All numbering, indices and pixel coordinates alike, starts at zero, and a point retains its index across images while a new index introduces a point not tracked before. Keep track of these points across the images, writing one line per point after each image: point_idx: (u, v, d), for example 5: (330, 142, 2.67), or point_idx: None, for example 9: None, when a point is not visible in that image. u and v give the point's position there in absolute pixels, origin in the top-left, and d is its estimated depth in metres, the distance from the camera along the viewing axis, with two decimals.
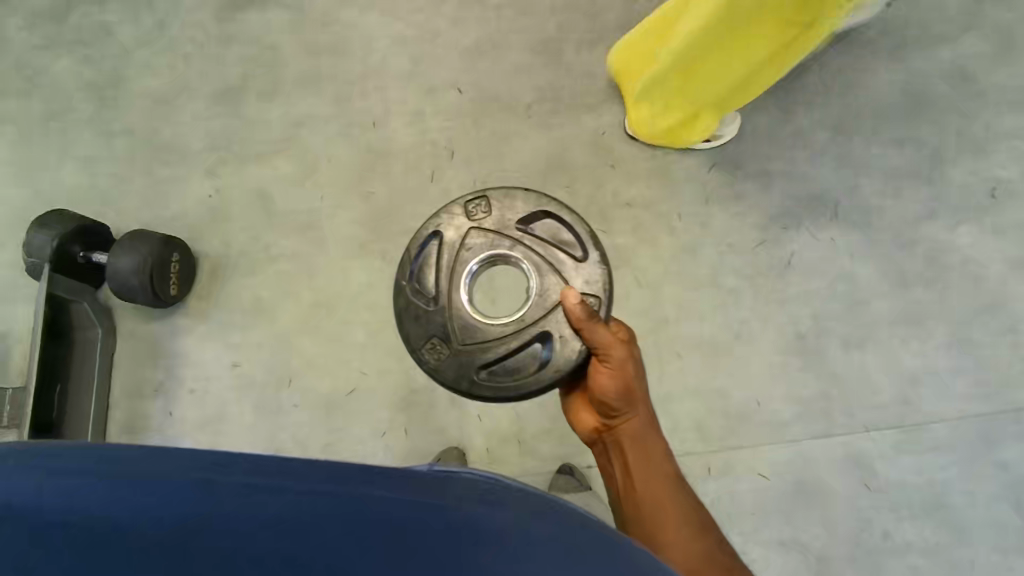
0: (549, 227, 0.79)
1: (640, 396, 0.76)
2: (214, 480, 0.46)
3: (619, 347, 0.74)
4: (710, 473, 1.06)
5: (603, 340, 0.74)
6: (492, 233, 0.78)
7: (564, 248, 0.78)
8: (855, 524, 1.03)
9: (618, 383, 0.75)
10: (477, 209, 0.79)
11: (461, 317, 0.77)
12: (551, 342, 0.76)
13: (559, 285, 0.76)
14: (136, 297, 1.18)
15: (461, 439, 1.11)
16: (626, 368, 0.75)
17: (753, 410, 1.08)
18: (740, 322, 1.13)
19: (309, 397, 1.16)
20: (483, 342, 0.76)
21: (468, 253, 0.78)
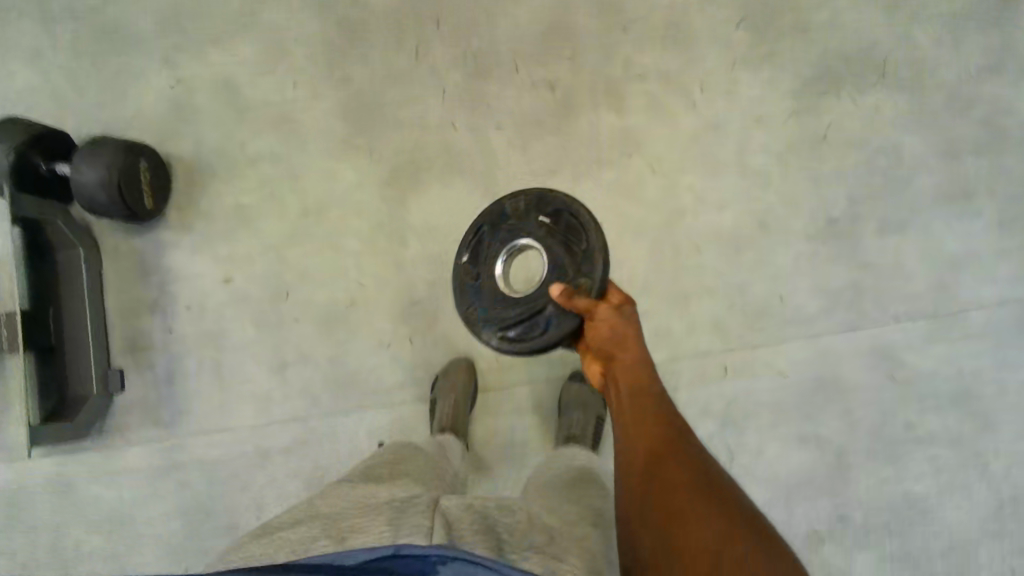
0: (565, 218, 0.75)
1: (632, 341, 0.71)
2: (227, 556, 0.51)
3: (607, 311, 0.70)
4: (728, 373, 1.00)
5: (584, 303, 0.70)
6: (522, 222, 0.76)
7: (575, 238, 0.73)
8: (879, 416, 0.97)
9: (607, 334, 0.71)
10: (517, 202, 0.77)
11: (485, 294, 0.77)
12: (552, 318, 0.73)
13: (565, 269, 0.73)
14: (109, 212, 1.09)
15: (468, 348, 1.04)
16: (612, 320, 0.71)
17: (777, 306, 1.02)
18: (767, 209, 1.02)
19: (307, 310, 1.10)
20: (500, 312, 0.75)
21: (501, 236, 0.77)
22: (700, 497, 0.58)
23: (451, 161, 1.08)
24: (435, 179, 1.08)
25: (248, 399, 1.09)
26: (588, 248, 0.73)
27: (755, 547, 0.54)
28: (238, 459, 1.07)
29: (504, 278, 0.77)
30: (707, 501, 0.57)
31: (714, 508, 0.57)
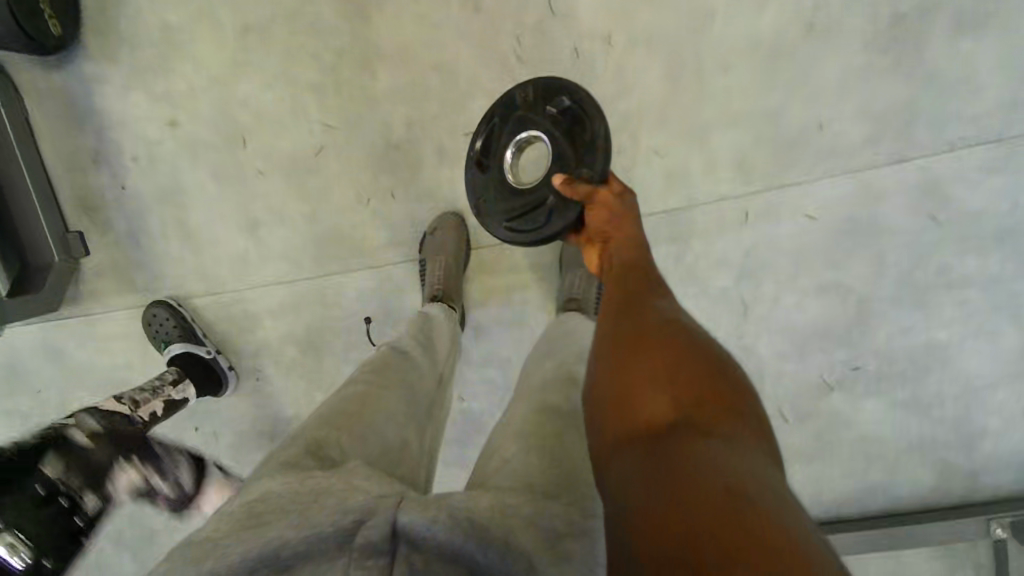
0: (571, 109, 0.75)
1: (627, 218, 0.67)
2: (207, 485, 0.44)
3: (607, 196, 0.68)
4: (749, 220, 0.89)
5: (584, 187, 0.69)
6: (527, 113, 0.77)
7: (577, 126, 0.72)
8: (911, 261, 0.87)
9: (606, 217, 0.68)
10: (526, 94, 0.78)
11: (495, 183, 0.79)
12: (553, 209, 0.72)
13: (568, 158, 0.73)
14: (9, 44, 0.88)
15: (457, 201, 0.92)
16: (611, 203, 0.68)
17: (815, 136, 0.87)
18: (813, 8, 0.83)
19: (269, 159, 0.95)
20: (508, 200, 0.77)
21: (509, 128, 0.79)
22: (667, 339, 0.50)
23: None
24: None
25: (221, 263, 0.98)
26: (590, 137, 0.72)
27: (716, 392, 0.45)
28: (220, 329, 0.98)
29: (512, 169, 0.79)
30: (675, 343, 0.50)
31: (680, 353, 0.49)
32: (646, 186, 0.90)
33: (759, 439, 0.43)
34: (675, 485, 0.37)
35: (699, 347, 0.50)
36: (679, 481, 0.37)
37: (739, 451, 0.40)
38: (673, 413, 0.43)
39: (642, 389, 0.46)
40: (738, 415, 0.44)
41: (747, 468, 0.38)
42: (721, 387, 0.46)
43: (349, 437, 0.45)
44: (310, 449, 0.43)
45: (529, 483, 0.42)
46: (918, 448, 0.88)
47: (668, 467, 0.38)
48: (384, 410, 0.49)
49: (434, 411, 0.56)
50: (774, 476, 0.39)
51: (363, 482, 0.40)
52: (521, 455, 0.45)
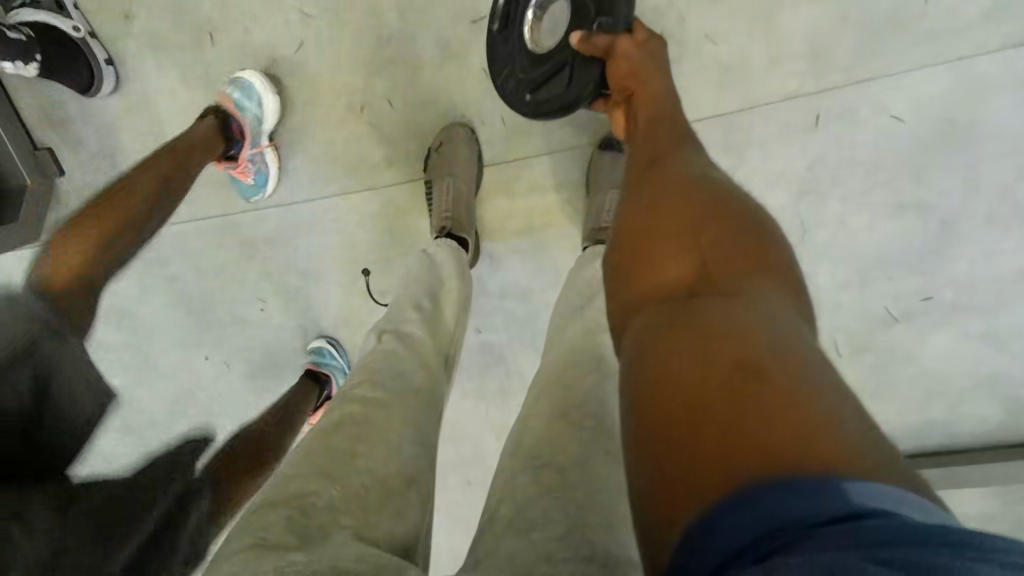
0: None
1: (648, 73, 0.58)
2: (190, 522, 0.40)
3: (628, 42, 0.60)
4: (819, 125, 0.73)
5: (602, 38, 0.60)
6: None
7: None
8: (1014, 173, 0.73)
9: (626, 69, 0.59)
10: None
11: (515, 50, 0.66)
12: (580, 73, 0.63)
13: (588, 13, 0.62)
14: None
15: (465, 107, 0.78)
16: (632, 53, 0.59)
17: (910, 12, 0.69)
18: None
19: (245, 58, 0.81)
20: (531, 71, 0.66)
21: None
22: (684, 194, 0.45)
23: None
24: None
25: (203, 185, 0.87)
26: None
27: (739, 248, 0.40)
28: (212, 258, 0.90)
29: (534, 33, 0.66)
30: (690, 197, 0.44)
31: (698, 209, 0.43)
32: (696, 85, 0.74)
33: (784, 285, 0.39)
34: (675, 349, 0.34)
35: (718, 194, 0.45)
36: (679, 340, 0.34)
37: (752, 299, 0.36)
38: (690, 275, 0.39)
39: (654, 255, 0.42)
40: (761, 260, 0.40)
41: (767, 317, 0.35)
42: (740, 234, 0.41)
43: (338, 490, 0.39)
44: (293, 518, 0.37)
45: (542, 554, 0.36)
46: (988, 384, 0.79)
47: (672, 326, 0.36)
48: (381, 435, 0.44)
49: (438, 417, 0.51)
50: (792, 319, 0.35)
51: (369, 547, 0.36)
52: (532, 508, 0.40)
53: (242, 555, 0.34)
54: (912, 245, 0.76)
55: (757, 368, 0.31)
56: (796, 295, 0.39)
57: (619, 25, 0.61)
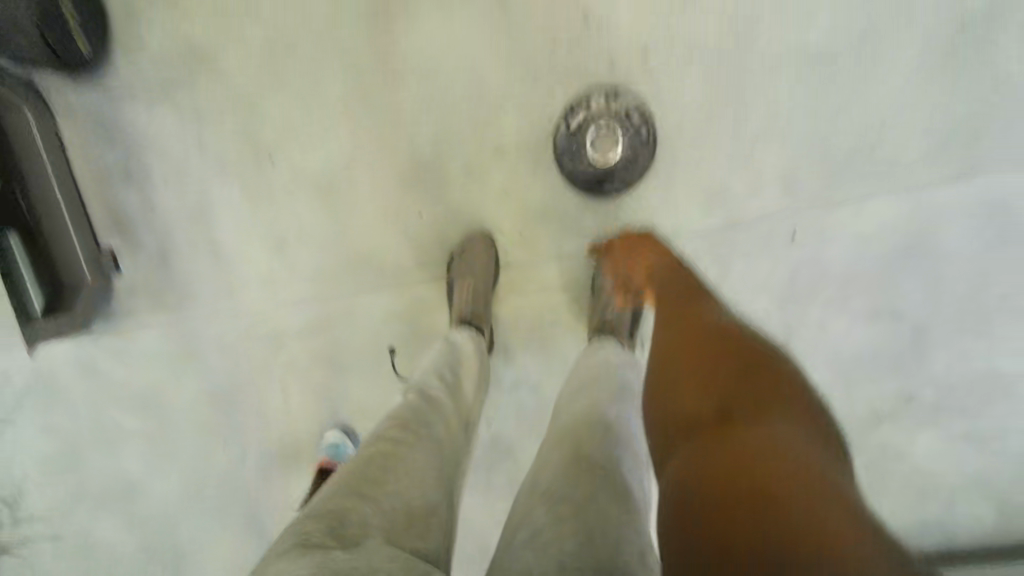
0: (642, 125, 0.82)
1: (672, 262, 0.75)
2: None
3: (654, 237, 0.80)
4: (796, 239, 0.84)
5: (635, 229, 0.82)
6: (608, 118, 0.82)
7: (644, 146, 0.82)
8: (975, 286, 0.82)
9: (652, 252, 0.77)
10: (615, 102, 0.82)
11: (564, 163, 0.84)
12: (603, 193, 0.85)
13: (626, 163, 0.83)
14: (43, 64, 0.90)
15: (485, 219, 0.89)
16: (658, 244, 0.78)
17: (870, 148, 0.81)
18: (872, 16, 0.78)
19: (296, 175, 0.93)
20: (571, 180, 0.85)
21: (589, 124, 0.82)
22: (715, 343, 0.54)
23: None
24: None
25: (245, 285, 0.97)
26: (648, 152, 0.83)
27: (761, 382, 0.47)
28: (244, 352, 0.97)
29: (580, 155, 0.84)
30: (722, 346, 0.53)
31: (724, 354, 0.52)
32: (688, 205, 0.85)
33: (806, 417, 0.45)
34: (703, 459, 0.41)
35: (757, 351, 0.52)
36: (707, 454, 0.41)
37: (772, 423, 0.42)
38: (717, 401, 0.47)
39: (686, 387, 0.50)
40: (781, 393, 0.47)
41: (784, 437, 0.41)
42: (760, 372, 0.49)
43: (372, 509, 0.43)
44: (332, 526, 0.41)
45: (557, 565, 0.41)
46: (976, 483, 0.83)
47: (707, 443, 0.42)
48: (409, 474, 0.48)
49: (458, 471, 0.54)
50: (804, 440, 0.41)
51: (399, 553, 0.40)
52: (547, 534, 0.44)
53: (291, 550, 0.38)
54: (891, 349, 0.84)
55: (772, 473, 0.37)
56: (828, 440, 0.44)
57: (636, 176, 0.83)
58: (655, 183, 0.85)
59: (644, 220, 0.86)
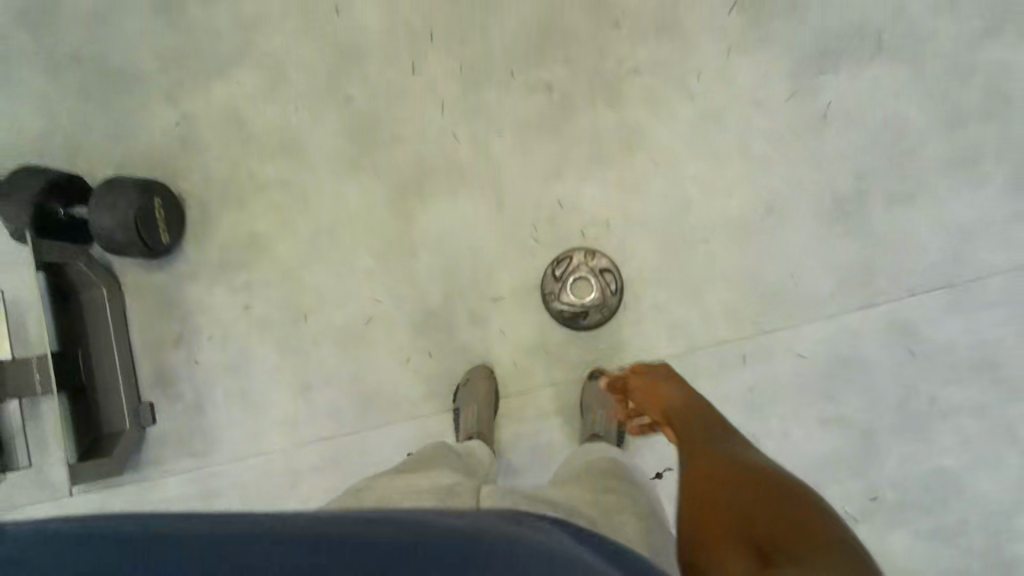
0: (612, 279, 1.04)
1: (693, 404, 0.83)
2: (366, 518, 0.47)
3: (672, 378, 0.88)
4: (746, 360, 1.01)
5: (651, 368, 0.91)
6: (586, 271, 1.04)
7: (612, 295, 1.04)
8: (900, 393, 0.99)
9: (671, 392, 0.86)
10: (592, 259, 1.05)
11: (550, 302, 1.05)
12: (577, 325, 1.05)
13: (595, 307, 1.04)
14: (128, 251, 1.12)
15: (486, 356, 1.08)
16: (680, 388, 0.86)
17: (790, 288, 1.02)
18: (772, 191, 1.03)
19: (326, 330, 1.12)
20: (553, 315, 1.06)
21: (570, 274, 1.04)
22: (755, 491, 0.60)
23: (457, 171, 1.10)
24: (442, 191, 1.10)
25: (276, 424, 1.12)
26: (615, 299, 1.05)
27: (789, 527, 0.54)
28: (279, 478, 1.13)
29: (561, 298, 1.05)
30: (762, 493, 0.60)
31: (762, 503, 0.58)
32: (655, 338, 1.04)
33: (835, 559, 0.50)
34: None
35: (792, 510, 0.56)
36: None
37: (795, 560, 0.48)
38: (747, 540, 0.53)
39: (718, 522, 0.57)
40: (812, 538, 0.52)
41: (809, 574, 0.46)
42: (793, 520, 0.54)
43: None
44: None
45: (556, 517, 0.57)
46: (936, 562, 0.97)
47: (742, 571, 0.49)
48: None
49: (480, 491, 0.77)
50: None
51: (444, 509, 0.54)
52: None
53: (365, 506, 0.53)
54: (846, 452, 0.99)
55: None
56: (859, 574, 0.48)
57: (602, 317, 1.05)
58: (626, 319, 1.05)
59: (618, 349, 1.05)
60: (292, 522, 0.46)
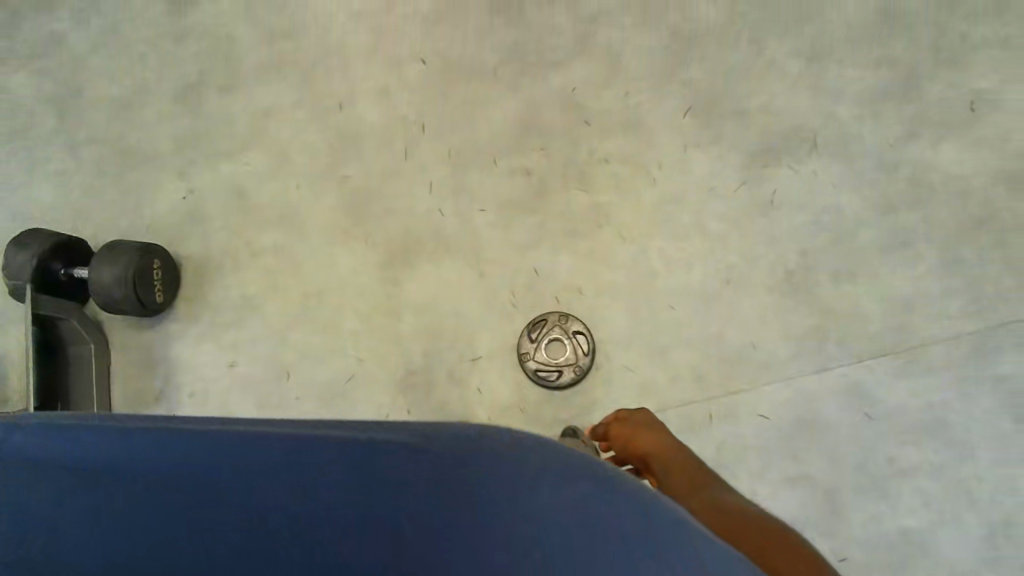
0: (586, 341, 1.12)
1: (675, 450, 0.87)
2: (321, 434, 0.53)
3: (657, 429, 0.91)
4: (712, 418, 1.08)
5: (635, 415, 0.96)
6: (560, 333, 1.12)
7: (585, 357, 1.12)
8: (860, 453, 1.05)
9: (655, 440, 0.89)
10: (566, 322, 1.13)
11: (527, 363, 1.13)
12: (553, 384, 1.12)
13: (570, 367, 1.12)
14: (122, 308, 1.17)
15: (464, 413, 1.14)
16: (663, 437, 0.90)
17: (750, 353, 1.10)
18: (728, 265, 1.13)
19: (310, 388, 1.18)
20: (530, 375, 1.13)
21: (545, 336, 1.13)
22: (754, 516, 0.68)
23: (442, 242, 1.20)
24: (427, 260, 1.19)
25: None
26: (588, 360, 1.12)
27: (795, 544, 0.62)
28: None
29: (538, 358, 1.12)
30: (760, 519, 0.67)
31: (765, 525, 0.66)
32: (624, 397, 1.11)
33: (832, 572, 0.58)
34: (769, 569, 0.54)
35: (777, 558, 0.58)
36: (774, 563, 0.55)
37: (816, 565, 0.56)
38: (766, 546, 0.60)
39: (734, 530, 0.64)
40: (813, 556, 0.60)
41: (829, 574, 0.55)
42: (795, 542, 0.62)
43: None
44: None
45: None
46: None
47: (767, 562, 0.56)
48: None
49: None
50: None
51: None
52: None
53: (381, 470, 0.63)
54: (811, 510, 1.05)
55: None
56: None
57: (578, 376, 1.12)
58: (597, 379, 1.12)
59: (591, 409, 1.11)
60: (254, 440, 0.53)
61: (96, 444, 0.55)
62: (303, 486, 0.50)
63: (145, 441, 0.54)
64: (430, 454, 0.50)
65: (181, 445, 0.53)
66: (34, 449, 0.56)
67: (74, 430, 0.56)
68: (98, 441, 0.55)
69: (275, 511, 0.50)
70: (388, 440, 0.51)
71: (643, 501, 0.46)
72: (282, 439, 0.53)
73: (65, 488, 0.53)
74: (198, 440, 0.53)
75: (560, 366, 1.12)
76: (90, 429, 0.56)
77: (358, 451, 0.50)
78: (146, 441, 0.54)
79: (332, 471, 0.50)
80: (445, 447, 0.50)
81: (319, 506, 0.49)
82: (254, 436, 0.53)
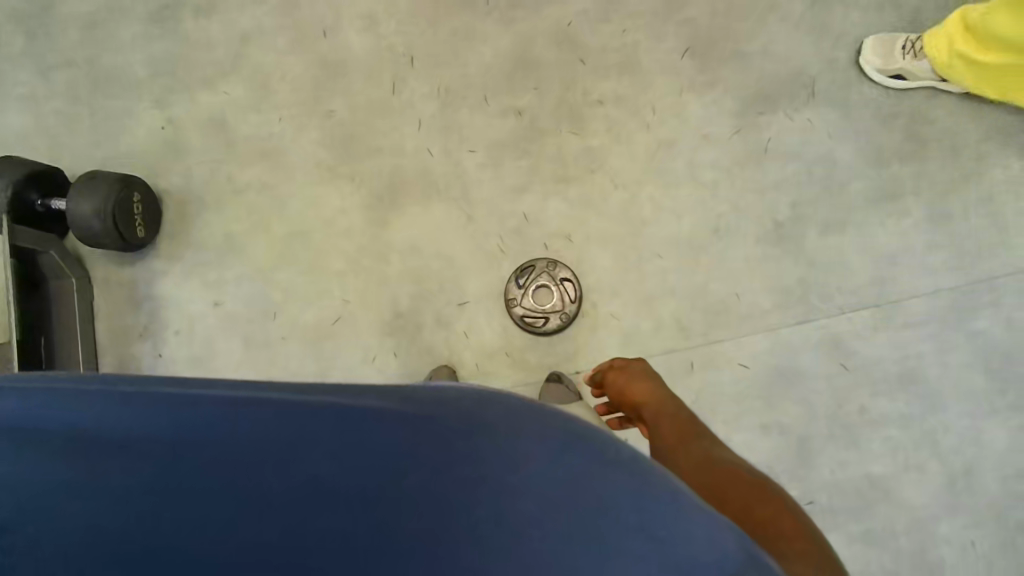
0: (574, 288, 1.13)
1: (667, 402, 0.88)
2: (313, 397, 0.52)
3: (653, 382, 0.92)
4: (692, 368, 1.10)
5: (633, 363, 0.96)
6: (548, 281, 1.12)
7: (573, 304, 1.12)
8: (833, 402, 1.09)
9: (648, 390, 0.91)
10: (554, 270, 1.13)
11: (515, 309, 1.13)
12: (540, 330, 1.13)
13: (557, 313, 1.12)
14: (102, 242, 1.14)
15: (450, 356, 1.15)
16: (657, 389, 0.90)
17: (734, 303, 1.11)
18: (717, 215, 1.12)
19: (296, 328, 1.18)
20: (518, 321, 1.13)
21: (533, 284, 1.13)
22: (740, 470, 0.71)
23: (430, 183, 1.17)
24: (414, 201, 1.17)
25: None
26: (575, 308, 1.13)
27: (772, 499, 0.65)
28: None
29: (526, 304, 1.13)
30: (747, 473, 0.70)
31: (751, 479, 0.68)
32: (607, 344, 1.12)
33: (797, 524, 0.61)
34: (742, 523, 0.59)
35: (764, 509, 0.62)
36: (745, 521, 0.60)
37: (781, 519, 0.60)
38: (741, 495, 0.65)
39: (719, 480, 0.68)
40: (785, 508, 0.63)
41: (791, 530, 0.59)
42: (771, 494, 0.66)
43: None
44: None
45: None
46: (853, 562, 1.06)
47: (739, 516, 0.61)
48: None
49: None
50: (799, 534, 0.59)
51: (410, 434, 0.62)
52: None
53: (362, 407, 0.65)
54: (783, 456, 1.09)
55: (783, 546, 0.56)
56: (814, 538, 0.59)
57: (564, 323, 1.12)
58: (583, 326, 1.13)
59: (575, 355, 1.13)
60: (239, 406, 0.51)
61: (88, 411, 0.52)
62: (298, 459, 0.50)
63: (132, 411, 0.52)
64: (430, 426, 0.51)
65: (168, 415, 0.51)
66: (12, 418, 0.53)
67: (54, 397, 0.53)
68: (82, 409, 0.53)
69: (279, 486, 0.50)
70: (384, 410, 0.51)
71: (638, 470, 0.49)
72: (275, 409, 0.51)
73: (56, 463, 0.52)
74: (181, 407, 0.51)
75: (547, 313, 1.12)
76: (73, 397, 0.53)
77: (359, 419, 0.50)
78: (132, 411, 0.52)
79: (334, 444, 0.50)
80: (444, 416, 0.51)
81: (321, 477, 0.50)
82: (243, 403, 0.51)
